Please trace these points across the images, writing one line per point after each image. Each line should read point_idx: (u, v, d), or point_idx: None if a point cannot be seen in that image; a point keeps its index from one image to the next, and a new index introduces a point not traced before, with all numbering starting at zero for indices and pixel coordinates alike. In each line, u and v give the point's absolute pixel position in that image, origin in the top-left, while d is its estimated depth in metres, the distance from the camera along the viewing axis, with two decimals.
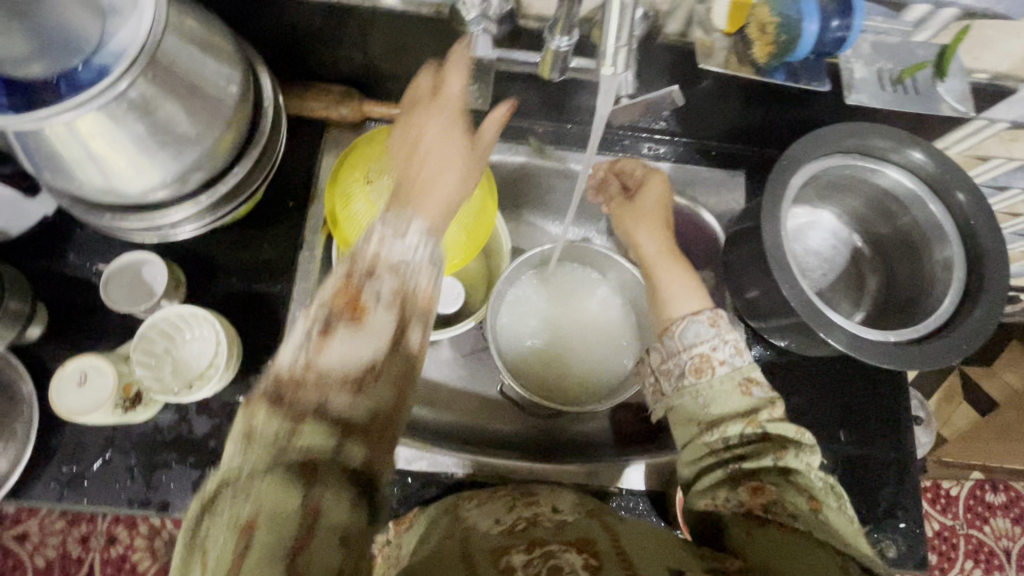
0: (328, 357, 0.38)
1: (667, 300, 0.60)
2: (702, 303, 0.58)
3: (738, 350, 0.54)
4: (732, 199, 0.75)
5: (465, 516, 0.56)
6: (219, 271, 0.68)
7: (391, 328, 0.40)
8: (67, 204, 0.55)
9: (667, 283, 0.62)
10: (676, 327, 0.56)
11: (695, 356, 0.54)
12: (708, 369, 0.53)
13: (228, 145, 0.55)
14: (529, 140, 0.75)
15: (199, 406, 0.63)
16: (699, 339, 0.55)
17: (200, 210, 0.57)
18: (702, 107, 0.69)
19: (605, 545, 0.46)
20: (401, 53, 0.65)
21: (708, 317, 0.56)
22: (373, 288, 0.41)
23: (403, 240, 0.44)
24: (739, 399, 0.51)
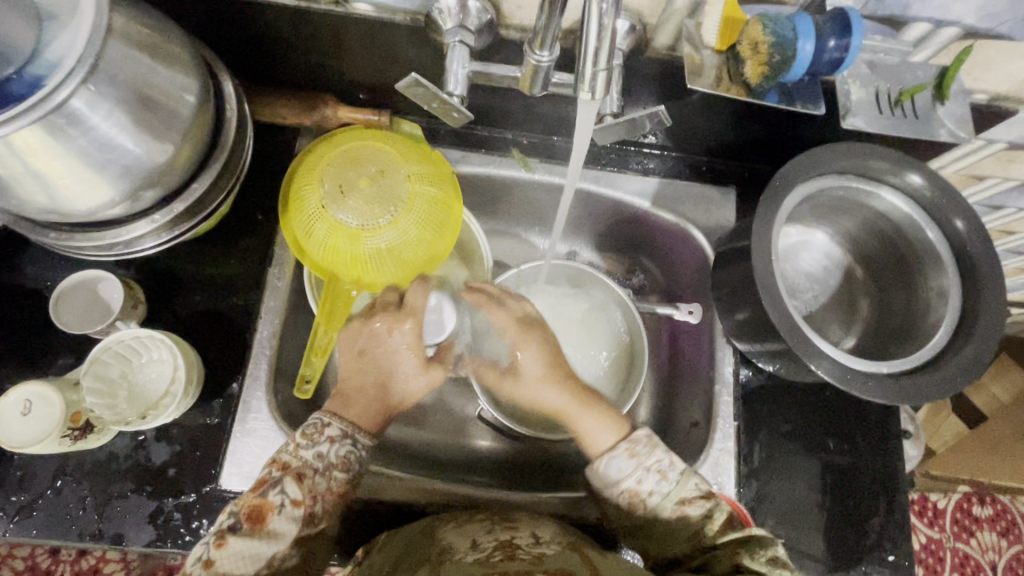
0: (224, 563, 0.46)
1: (586, 437, 0.57)
2: (618, 431, 0.56)
3: (663, 474, 0.53)
4: (722, 216, 0.73)
5: (439, 538, 0.55)
6: (183, 288, 0.64)
7: (291, 521, 0.49)
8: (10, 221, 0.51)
9: (582, 422, 0.58)
10: (599, 464, 0.55)
11: (625, 492, 0.53)
12: (640, 504, 0.53)
13: (186, 160, 0.51)
14: (512, 150, 0.72)
15: (158, 432, 0.59)
16: (623, 476, 0.54)
17: (158, 228, 0.54)
18: (692, 122, 0.66)
19: None
20: (376, 62, 0.61)
21: (626, 447, 0.55)
22: (277, 497, 0.49)
23: (314, 445, 0.52)
24: (681, 528, 0.52)
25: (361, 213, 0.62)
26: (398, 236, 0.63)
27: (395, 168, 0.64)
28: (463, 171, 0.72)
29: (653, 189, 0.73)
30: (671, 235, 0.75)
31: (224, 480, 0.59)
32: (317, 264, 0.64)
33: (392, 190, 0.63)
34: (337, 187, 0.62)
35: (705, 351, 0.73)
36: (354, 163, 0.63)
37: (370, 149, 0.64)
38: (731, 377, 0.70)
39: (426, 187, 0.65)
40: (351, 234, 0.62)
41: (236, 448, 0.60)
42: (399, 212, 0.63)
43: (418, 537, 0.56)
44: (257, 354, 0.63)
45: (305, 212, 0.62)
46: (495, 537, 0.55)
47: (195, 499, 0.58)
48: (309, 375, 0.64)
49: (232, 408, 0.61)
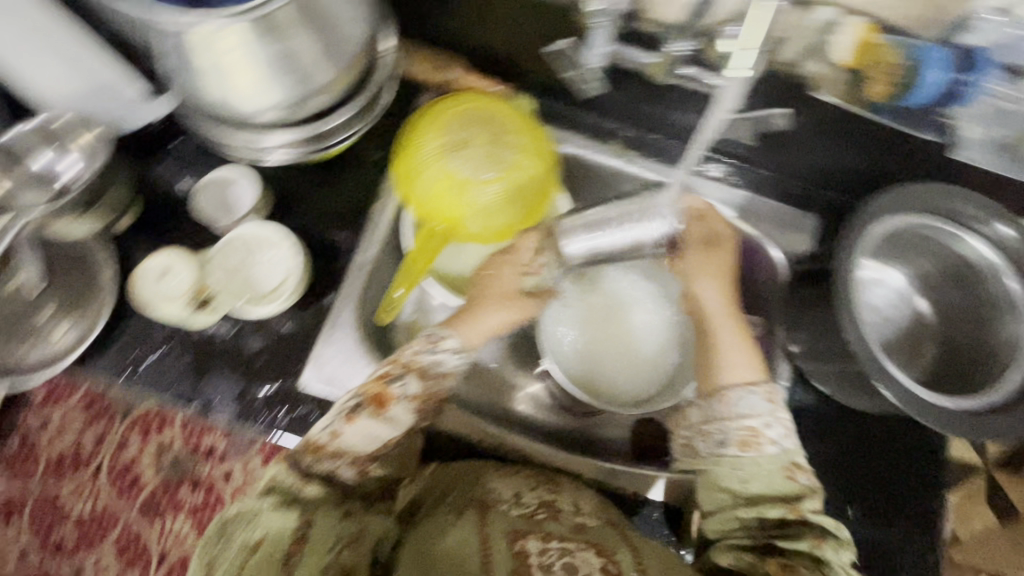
0: (348, 436, 0.56)
1: (721, 366, 0.60)
2: (756, 374, 0.59)
3: (788, 433, 0.57)
4: (800, 239, 0.76)
5: (488, 484, 0.65)
6: (300, 205, 0.71)
7: (406, 420, 0.57)
8: (182, 106, 0.60)
9: (725, 345, 0.62)
10: (728, 394, 0.58)
11: (744, 429, 0.56)
12: (754, 446, 0.56)
13: (337, 89, 0.60)
14: (613, 142, 0.77)
15: (256, 325, 0.66)
16: (749, 410, 0.57)
17: (294, 143, 0.62)
18: (792, 143, 0.69)
19: (627, 558, 0.53)
20: (513, 34, 0.67)
21: (765, 392, 0.58)
22: (399, 389, 0.57)
23: (434, 352, 0.58)
24: (783, 483, 0.55)
25: (473, 167, 0.68)
26: (495, 195, 0.69)
27: (509, 132, 0.69)
28: (564, 151, 0.77)
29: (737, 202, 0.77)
30: (747, 250, 0.78)
31: (305, 378, 0.64)
32: (420, 203, 0.69)
33: (501, 152, 0.69)
34: (456, 140, 0.68)
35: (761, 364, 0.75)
36: (473, 123, 0.69)
37: (489, 112, 0.70)
38: (783, 393, 0.72)
39: (532, 156, 0.70)
40: (459, 182, 0.68)
41: (319, 354, 0.66)
42: (505, 174, 0.69)
43: (468, 476, 0.67)
44: (353, 276, 0.69)
45: (420, 155, 0.68)
46: (538, 493, 0.63)
47: (278, 390, 0.64)
48: (392, 303, 0.69)
49: (323, 318, 0.67)
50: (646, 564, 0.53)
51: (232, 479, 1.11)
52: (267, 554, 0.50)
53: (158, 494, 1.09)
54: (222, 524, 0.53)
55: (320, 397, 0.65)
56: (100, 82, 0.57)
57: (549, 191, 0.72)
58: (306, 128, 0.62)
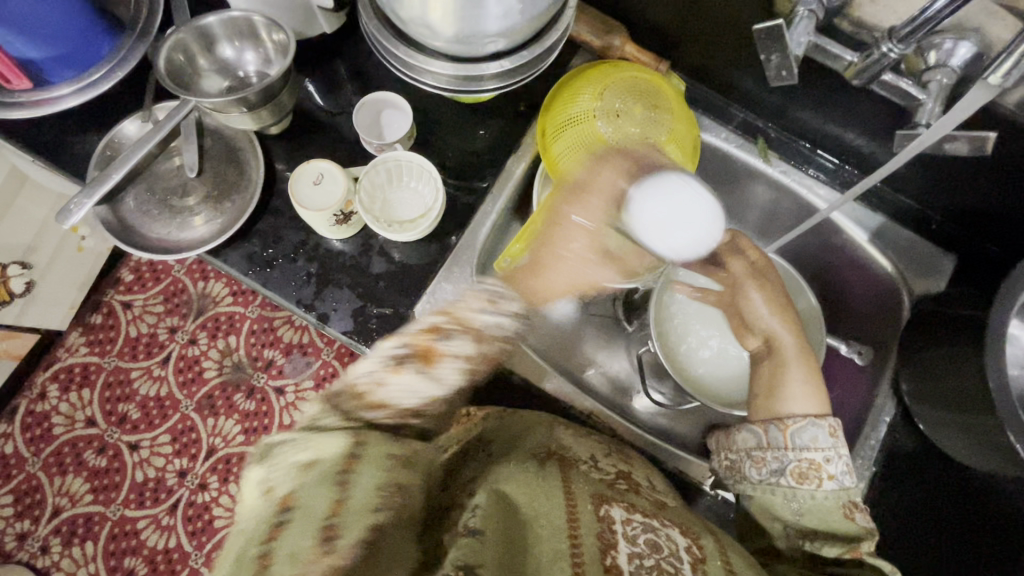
0: (396, 382, 0.43)
1: (784, 394, 0.57)
2: (816, 405, 0.56)
3: (849, 469, 0.55)
4: (932, 279, 0.73)
5: (562, 439, 0.60)
6: (440, 143, 0.72)
7: (455, 381, 0.45)
8: (363, 11, 0.59)
9: (792, 377, 0.57)
10: (790, 425, 0.55)
11: (802, 461, 0.54)
12: (812, 479, 0.54)
13: (519, 36, 0.58)
14: (757, 140, 0.75)
15: (382, 249, 0.68)
16: (812, 442, 0.54)
17: (451, 77, 0.60)
18: (956, 175, 0.66)
19: (710, 544, 0.49)
20: (691, 10, 0.66)
21: (829, 424, 0.55)
22: (449, 347, 0.45)
23: (497, 314, 0.48)
24: (841, 524, 0.53)
25: (622, 137, 0.67)
26: (638, 169, 0.68)
27: (664, 110, 0.68)
28: (706, 139, 0.76)
29: (872, 227, 0.75)
30: (869, 279, 0.76)
31: (418, 309, 0.66)
32: (560, 163, 0.68)
33: (653, 129, 0.68)
34: (611, 106, 0.68)
35: (861, 395, 0.74)
36: (630, 93, 0.68)
37: (648, 86, 0.69)
38: (882, 427, 0.71)
39: (680, 138, 0.69)
40: (607, 150, 0.67)
41: (436, 289, 0.67)
42: (652, 150, 0.68)
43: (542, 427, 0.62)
44: (479, 222, 0.70)
45: (571, 115, 0.68)
46: (615, 464, 0.59)
47: (391, 315, 0.66)
48: (509, 256, 0.70)
49: (444, 256, 0.69)
50: (730, 556, 0.48)
51: (285, 392, 1.17)
52: (317, 485, 0.37)
53: (214, 396, 1.18)
54: (260, 454, 0.40)
55: None
56: None
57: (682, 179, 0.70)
58: (473, 67, 0.60)
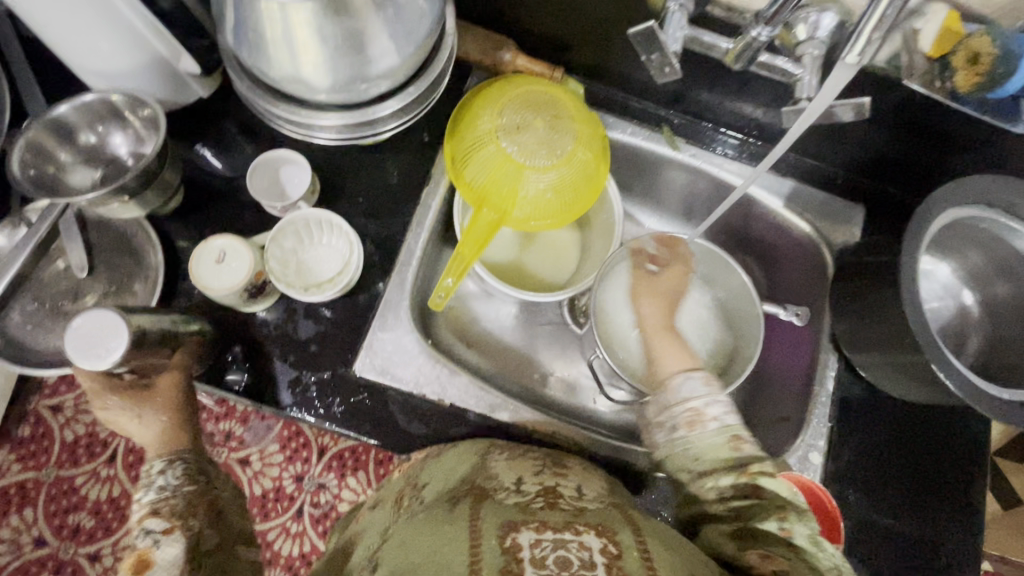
0: None
1: (660, 363, 0.64)
2: (686, 364, 0.63)
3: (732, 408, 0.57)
4: (848, 229, 0.76)
5: (491, 469, 0.57)
6: (350, 189, 0.69)
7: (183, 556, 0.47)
8: (234, 76, 0.56)
9: (662, 348, 0.66)
10: (672, 382, 0.61)
11: (689, 411, 0.58)
12: (699, 424, 0.57)
13: (403, 69, 0.56)
14: (662, 127, 0.76)
15: (307, 311, 0.64)
16: (689, 395, 0.59)
17: (344, 124, 0.59)
18: (848, 132, 0.69)
19: (628, 538, 0.44)
20: (569, 14, 0.66)
21: (704, 375, 0.60)
22: (147, 539, 0.48)
23: (150, 484, 0.52)
24: (728, 453, 0.54)
25: (529, 151, 0.67)
26: (551, 181, 0.67)
27: (565, 116, 0.68)
28: (615, 136, 0.76)
29: (786, 192, 0.77)
30: (793, 241, 0.78)
31: (358, 365, 0.63)
32: (474, 187, 0.67)
33: (558, 137, 0.67)
34: (512, 121, 0.67)
35: (805, 354, 0.76)
36: (528, 106, 0.68)
37: (545, 94, 0.68)
38: (830, 384, 0.72)
39: (586, 141, 0.68)
40: (516, 166, 0.66)
41: (373, 341, 0.65)
42: (561, 158, 0.67)
43: (473, 460, 0.59)
44: (404, 262, 0.68)
45: (475, 136, 0.67)
46: (543, 482, 0.55)
47: (330, 378, 0.63)
48: (441, 292, 0.68)
49: (374, 304, 0.66)
50: (650, 545, 0.44)
51: (249, 465, 1.05)
52: None
53: None
54: None
55: (374, 384, 0.64)
56: (160, 58, 0.59)
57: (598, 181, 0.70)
58: (361, 112, 0.58)
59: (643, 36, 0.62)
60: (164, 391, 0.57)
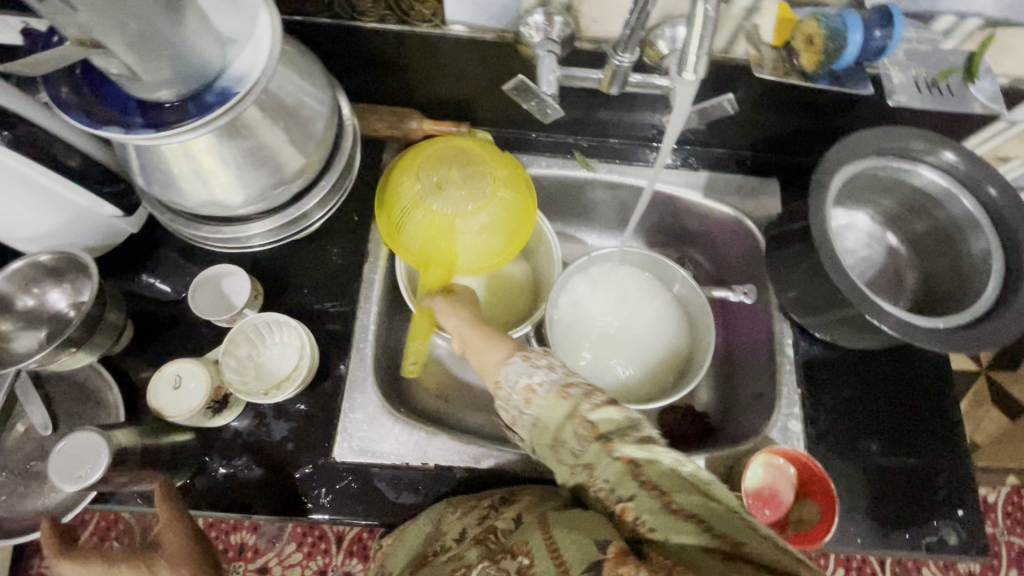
0: None
1: (483, 366, 0.57)
2: (508, 347, 0.56)
3: (552, 365, 0.51)
4: (767, 204, 0.80)
5: (443, 531, 0.59)
6: (294, 282, 0.72)
7: None
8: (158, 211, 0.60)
9: (481, 351, 0.58)
10: (500, 376, 0.53)
11: (521, 392, 0.52)
12: (534, 399, 0.50)
13: (313, 164, 0.60)
14: (574, 153, 0.80)
15: (276, 411, 0.66)
16: (518, 379, 0.52)
17: (275, 224, 0.62)
18: (738, 118, 0.74)
19: (537, 541, 0.47)
20: (459, 78, 0.71)
21: (522, 355, 0.54)
22: None
23: None
24: (563, 407, 0.48)
25: (455, 203, 0.69)
26: (483, 224, 0.69)
27: (481, 163, 0.70)
28: (533, 172, 0.80)
29: (702, 183, 0.81)
30: (722, 226, 0.82)
31: (337, 451, 0.64)
32: (415, 254, 0.70)
33: (478, 182, 0.69)
34: (433, 180, 0.69)
35: (762, 328, 0.79)
36: (445, 163, 0.70)
37: (459, 149, 0.71)
38: (791, 350, 0.75)
39: (507, 184, 0.71)
40: (447, 221, 0.68)
41: (346, 424, 0.66)
42: (486, 204, 0.69)
43: (428, 524, 0.60)
44: (361, 340, 0.70)
45: (404, 204, 0.70)
46: (486, 526, 0.56)
47: (312, 471, 0.64)
48: (412, 355, 0.71)
49: (340, 388, 0.68)
50: (556, 536, 0.46)
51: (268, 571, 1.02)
52: None
53: None
54: None
55: (356, 465, 0.64)
56: (80, 211, 0.62)
57: (530, 223, 0.74)
58: (284, 213, 0.62)
59: (518, 89, 0.63)
60: (171, 546, 0.51)
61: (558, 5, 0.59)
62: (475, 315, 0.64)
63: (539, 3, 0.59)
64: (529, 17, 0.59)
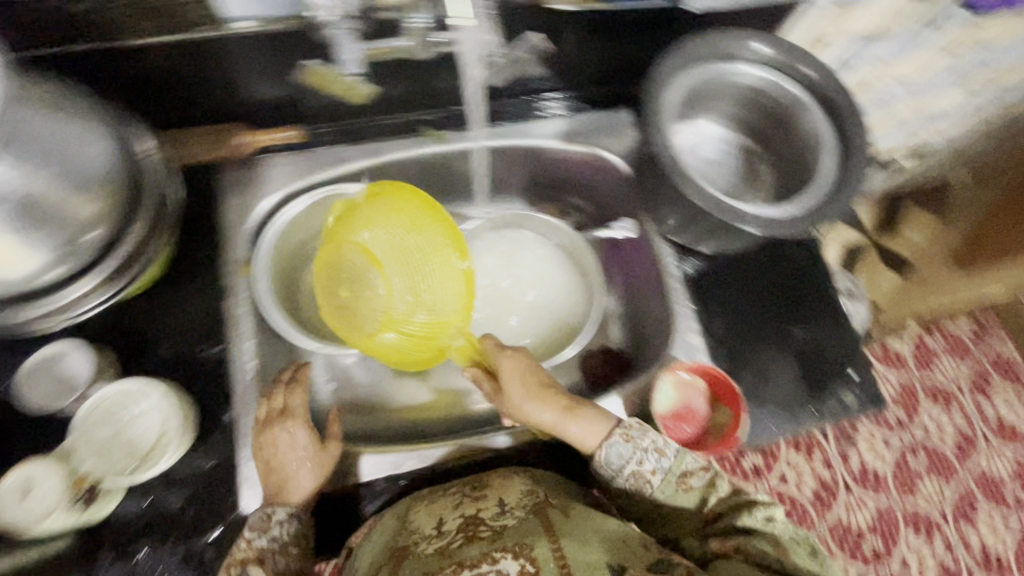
0: None
1: (580, 445, 0.59)
2: (607, 424, 0.59)
3: (660, 450, 0.57)
4: (624, 134, 0.80)
5: (411, 523, 0.58)
6: (149, 340, 0.65)
7: None
8: None
9: (579, 432, 0.59)
10: (599, 457, 0.58)
11: (630, 476, 0.57)
12: (644, 483, 0.57)
13: (116, 206, 0.53)
14: (424, 130, 0.77)
15: (164, 481, 0.60)
16: (624, 461, 0.57)
17: (107, 279, 0.54)
18: (571, 56, 0.73)
19: (544, 549, 0.49)
20: (270, 77, 0.65)
21: (622, 433, 0.58)
22: None
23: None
24: (684, 497, 0.56)
25: (400, 279, 0.58)
26: (436, 270, 0.58)
27: (367, 237, 0.59)
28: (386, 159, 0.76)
29: (560, 128, 0.80)
30: (589, 167, 0.82)
31: (244, 503, 0.60)
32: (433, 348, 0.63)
33: (383, 245, 0.58)
34: (364, 290, 0.59)
35: (647, 255, 0.79)
36: (344, 276, 0.60)
37: (347, 256, 0.60)
38: (678, 269, 0.76)
39: (395, 211, 0.59)
40: (411, 301, 0.58)
41: (248, 471, 0.61)
42: (401, 242, 0.58)
43: (395, 520, 0.59)
44: (243, 379, 0.65)
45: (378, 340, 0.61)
46: (463, 517, 0.57)
47: (221, 532, 0.59)
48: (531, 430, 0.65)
49: (231, 436, 0.62)
50: (567, 549, 0.49)
51: None
52: None
53: None
54: None
55: None
56: None
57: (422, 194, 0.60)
58: (104, 266, 0.54)
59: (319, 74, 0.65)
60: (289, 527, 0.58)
61: None
62: (562, 396, 0.61)
63: None
64: None
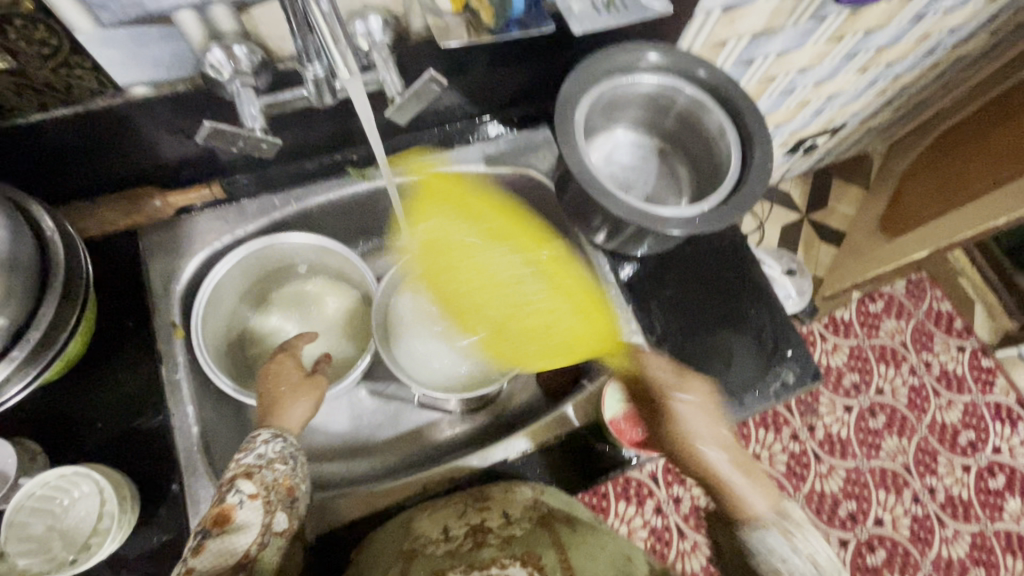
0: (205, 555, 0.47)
1: (738, 513, 0.50)
2: (769, 504, 0.50)
3: (815, 563, 0.47)
4: (547, 151, 0.83)
5: (415, 527, 0.57)
6: (82, 421, 0.63)
7: (260, 518, 0.49)
8: None
9: (742, 490, 0.51)
10: (744, 530, 0.49)
11: (777, 567, 0.47)
12: None
13: (23, 288, 0.51)
14: (348, 170, 0.77)
15: (112, 566, 0.57)
16: (768, 553, 0.48)
17: (18, 368, 0.51)
18: (481, 84, 0.75)
19: (552, 560, 0.50)
20: (177, 138, 0.64)
21: (780, 529, 0.48)
22: (235, 497, 0.50)
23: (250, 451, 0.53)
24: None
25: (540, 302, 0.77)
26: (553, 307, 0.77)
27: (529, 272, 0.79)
28: (312, 203, 0.76)
29: (483, 153, 0.82)
30: (518, 186, 0.84)
31: None
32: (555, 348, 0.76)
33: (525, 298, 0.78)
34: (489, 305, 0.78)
35: (583, 265, 0.82)
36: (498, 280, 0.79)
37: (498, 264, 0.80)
38: (615, 274, 0.79)
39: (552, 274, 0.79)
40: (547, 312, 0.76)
41: None
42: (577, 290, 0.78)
43: (398, 528, 0.58)
44: (186, 447, 0.63)
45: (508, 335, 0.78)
46: (468, 523, 0.56)
47: None
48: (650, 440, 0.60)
49: (180, 508, 0.60)
50: (571, 558, 0.51)
51: None
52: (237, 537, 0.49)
53: None
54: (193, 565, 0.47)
55: None
56: None
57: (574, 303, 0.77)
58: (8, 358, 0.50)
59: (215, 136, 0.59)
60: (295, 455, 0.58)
61: (233, 35, 0.55)
62: (735, 445, 0.55)
63: (212, 38, 0.54)
64: (207, 56, 0.54)
